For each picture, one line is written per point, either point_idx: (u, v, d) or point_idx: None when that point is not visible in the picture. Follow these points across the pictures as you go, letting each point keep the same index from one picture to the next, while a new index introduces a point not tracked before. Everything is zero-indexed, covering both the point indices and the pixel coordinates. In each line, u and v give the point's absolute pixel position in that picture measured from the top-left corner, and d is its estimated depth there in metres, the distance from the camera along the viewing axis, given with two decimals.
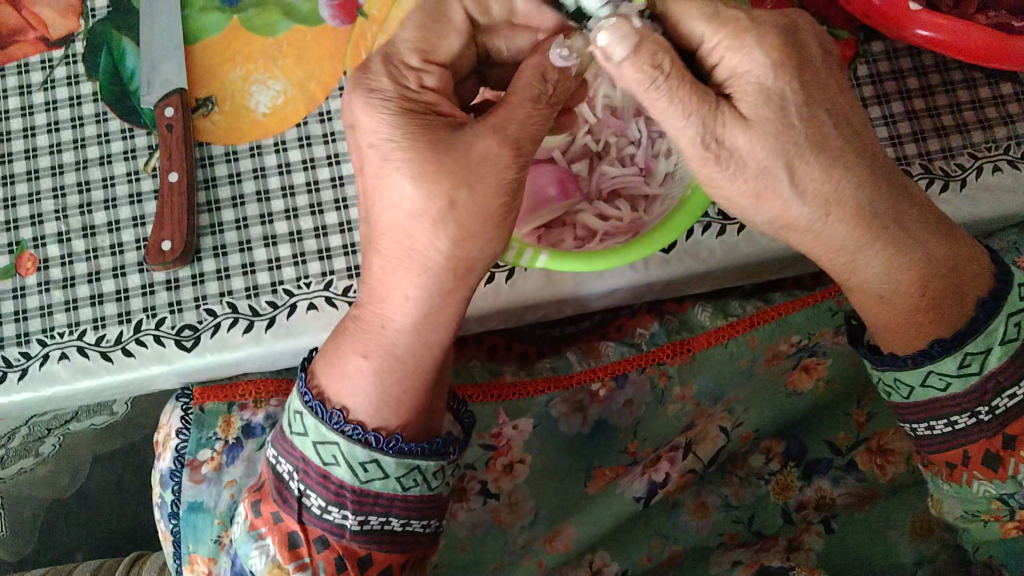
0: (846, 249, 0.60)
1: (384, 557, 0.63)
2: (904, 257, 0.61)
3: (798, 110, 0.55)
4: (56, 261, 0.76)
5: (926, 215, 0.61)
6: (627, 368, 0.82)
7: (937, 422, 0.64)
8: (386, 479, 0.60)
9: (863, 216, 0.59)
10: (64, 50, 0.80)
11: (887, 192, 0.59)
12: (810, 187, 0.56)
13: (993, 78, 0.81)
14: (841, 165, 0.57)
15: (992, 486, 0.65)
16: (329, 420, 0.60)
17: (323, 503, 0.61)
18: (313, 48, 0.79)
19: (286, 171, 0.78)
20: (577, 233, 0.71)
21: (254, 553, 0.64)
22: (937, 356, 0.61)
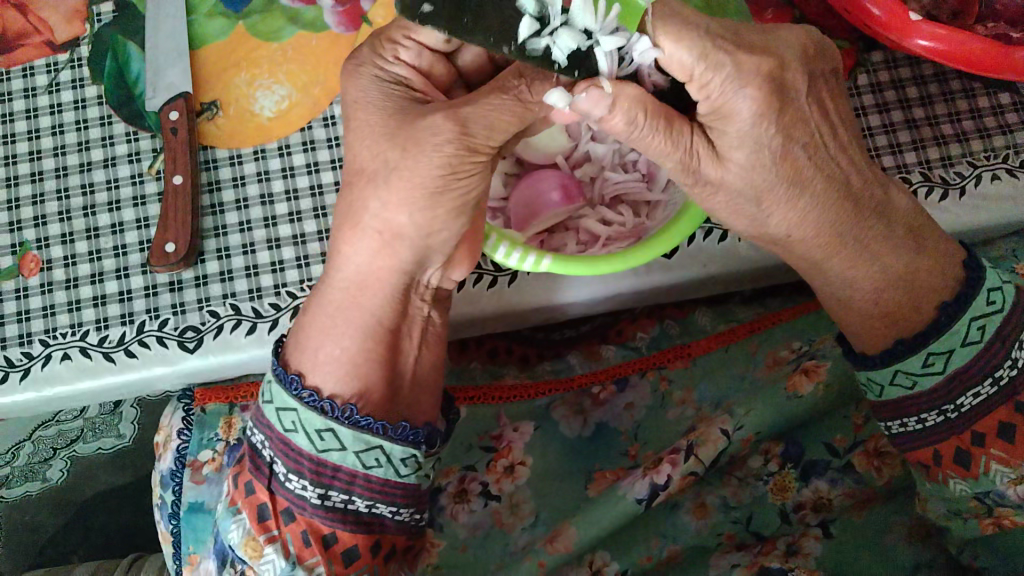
0: (807, 258, 0.66)
1: (349, 538, 0.61)
2: (865, 266, 0.64)
3: (778, 153, 0.58)
4: (59, 262, 0.76)
5: (893, 228, 0.64)
6: (627, 371, 0.85)
7: (908, 419, 0.65)
8: (344, 450, 0.60)
9: (817, 231, 0.63)
10: (69, 54, 0.81)
11: (850, 213, 0.63)
12: (777, 213, 0.62)
13: (992, 88, 0.82)
14: (804, 191, 0.61)
15: (965, 485, 0.66)
16: (289, 387, 0.61)
17: (286, 472, 0.61)
18: (318, 53, 0.80)
19: (289, 174, 0.78)
20: (579, 239, 0.72)
21: (232, 527, 0.64)
22: (902, 354, 0.64)
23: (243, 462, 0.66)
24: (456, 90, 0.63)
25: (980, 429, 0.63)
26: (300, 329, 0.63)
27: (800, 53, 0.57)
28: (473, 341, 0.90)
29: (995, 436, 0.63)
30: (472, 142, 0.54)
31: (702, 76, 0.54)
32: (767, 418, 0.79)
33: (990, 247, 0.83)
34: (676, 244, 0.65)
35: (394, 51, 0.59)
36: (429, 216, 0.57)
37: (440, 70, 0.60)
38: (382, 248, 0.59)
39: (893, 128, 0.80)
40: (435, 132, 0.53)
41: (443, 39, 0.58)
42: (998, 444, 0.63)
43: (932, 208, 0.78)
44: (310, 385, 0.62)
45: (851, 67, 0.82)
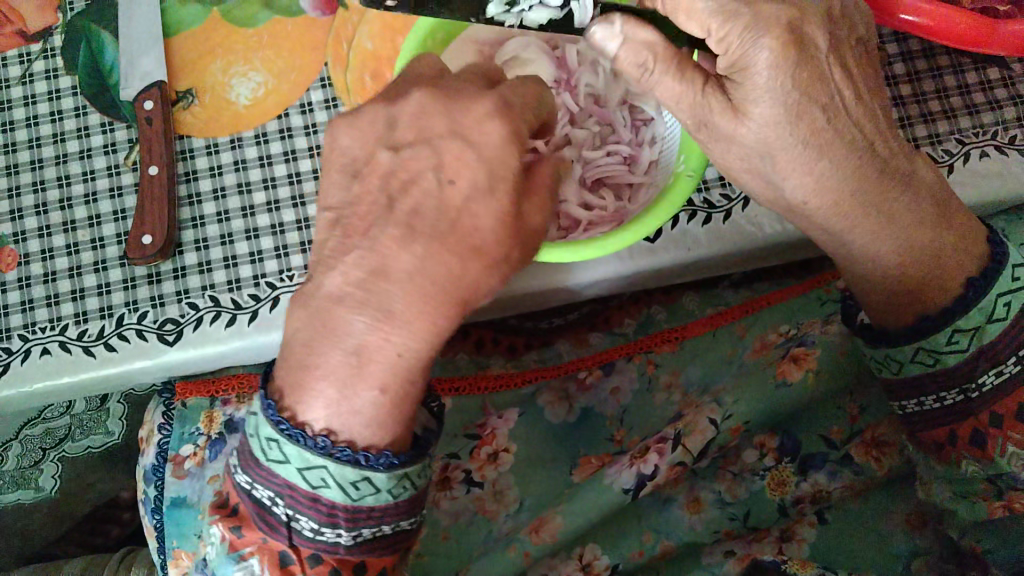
0: (828, 227, 0.63)
1: (377, 561, 0.62)
2: (888, 236, 0.62)
3: (794, 104, 0.55)
4: (37, 256, 0.76)
5: (916, 199, 0.62)
6: (614, 355, 0.85)
7: (927, 397, 0.66)
8: (379, 493, 0.57)
9: (845, 202, 0.61)
10: (42, 44, 0.80)
11: (875, 182, 0.60)
12: (795, 178, 0.59)
13: (980, 63, 0.80)
14: (822, 158, 0.58)
15: (979, 467, 0.66)
16: (313, 447, 0.56)
17: (315, 525, 0.58)
18: (294, 39, 0.78)
19: (266, 162, 0.77)
20: (560, 225, 0.70)
21: (237, 574, 0.63)
22: (926, 332, 0.64)
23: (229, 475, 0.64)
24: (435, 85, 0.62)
25: (1001, 409, 0.64)
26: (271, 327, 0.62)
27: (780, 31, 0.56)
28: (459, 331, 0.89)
29: (1015, 417, 0.63)
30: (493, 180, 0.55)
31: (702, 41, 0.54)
32: (755, 405, 0.78)
33: None
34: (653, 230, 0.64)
35: None
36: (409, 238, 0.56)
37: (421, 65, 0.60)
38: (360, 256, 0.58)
39: None
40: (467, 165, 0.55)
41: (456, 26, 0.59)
42: (1016, 426, 0.63)
43: None
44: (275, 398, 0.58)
45: None
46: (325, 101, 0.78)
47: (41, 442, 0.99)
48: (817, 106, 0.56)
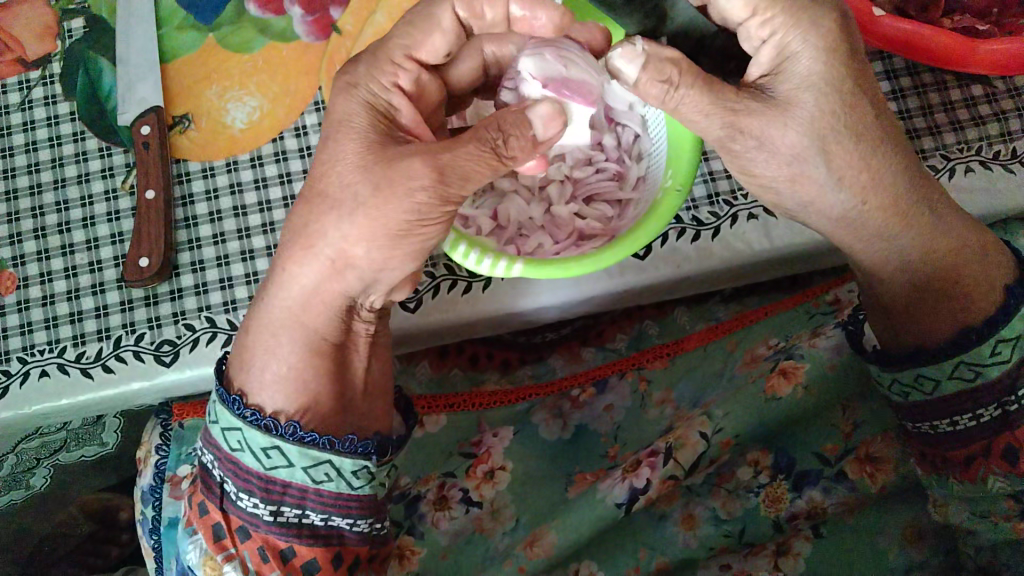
0: (881, 235, 0.65)
1: (307, 552, 0.63)
2: (934, 242, 0.65)
3: (847, 94, 0.57)
4: (36, 279, 0.77)
5: (952, 206, 0.66)
6: (607, 372, 0.86)
7: (961, 416, 0.66)
8: (291, 467, 0.61)
9: (896, 204, 0.63)
10: (41, 71, 0.81)
11: (927, 186, 0.64)
12: (847, 176, 0.60)
13: (963, 81, 0.82)
14: (880, 155, 0.60)
15: (1007, 482, 0.66)
16: (231, 406, 0.63)
17: (236, 491, 0.62)
18: (289, 65, 0.80)
19: (262, 185, 0.78)
20: (555, 239, 0.71)
21: (190, 548, 0.66)
22: (973, 343, 0.64)
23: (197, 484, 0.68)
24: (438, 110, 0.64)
25: None
26: (262, 349, 0.64)
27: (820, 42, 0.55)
28: (453, 347, 0.90)
29: None
30: (447, 192, 0.54)
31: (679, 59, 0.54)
32: (746, 419, 0.78)
33: None
34: (652, 237, 0.64)
35: (392, 74, 0.59)
36: (383, 250, 0.58)
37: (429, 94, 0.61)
38: (332, 276, 0.60)
39: None
40: (412, 176, 0.54)
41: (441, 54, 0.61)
42: None
43: None
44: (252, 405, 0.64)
45: None
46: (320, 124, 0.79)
47: (36, 452, 0.98)
48: (866, 100, 0.58)
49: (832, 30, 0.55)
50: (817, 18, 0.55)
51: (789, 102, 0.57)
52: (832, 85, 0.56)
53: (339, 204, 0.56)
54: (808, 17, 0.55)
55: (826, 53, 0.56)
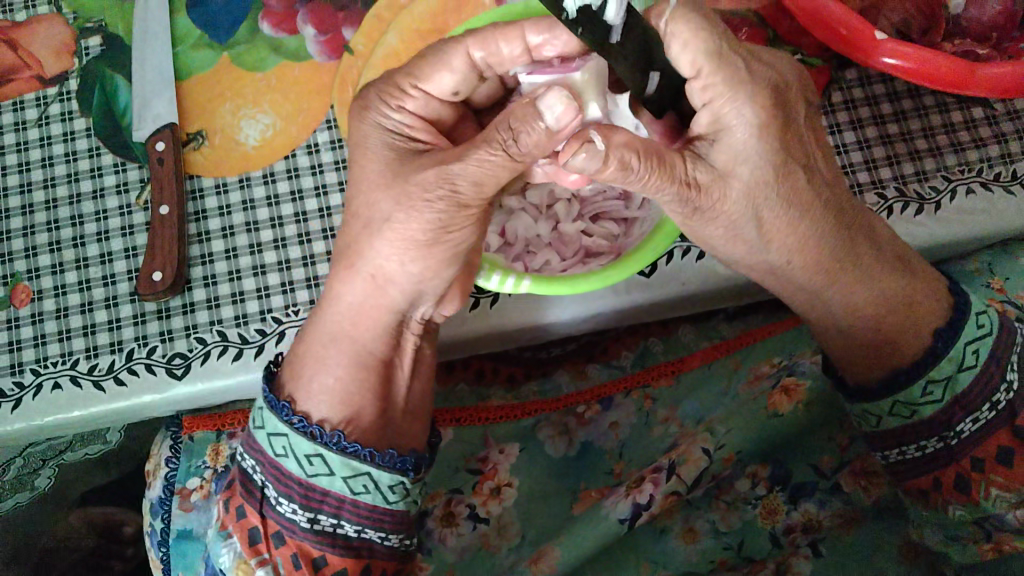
0: (810, 289, 0.66)
1: (339, 562, 0.64)
2: (865, 295, 0.66)
3: (780, 165, 0.58)
4: (50, 292, 0.78)
5: (885, 255, 0.66)
6: (613, 390, 0.87)
7: (908, 447, 0.68)
8: (332, 475, 0.62)
9: (823, 263, 0.64)
10: (58, 88, 0.83)
11: (851, 242, 0.64)
12: (776, 239, 0.62)
13: (965, 103, 0.83)
14: (805, 217, 0.62)
15: (965, 511, 0.68)
16: (279, 412, 0.64)
17: (277, 495, 0.64)
18: (302, 83, 0.81)
19: (274, 202, 0.80)
20: (562, 256, 0.72)
21: (223, 552, 0.66)
22: (904, 383, 0.65)
23: (234, 486, 0.68)
24: (467, 124, 0.67)
25: (980, 454, 0.66)
26: (313, 358, 0.66)
27: (761, 99, 0.55)
28: (459, 361, 0.90)
29: (994, 460, 0.66)
30: (461, 200, 0.57)
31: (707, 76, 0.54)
32: (746, 434, 0.81)
33: (966, 260, 0.84)
34: (650, 259, 0.66)
35: (399, 98, 0.61)
36: (416, 261, 0.61)
37: (446, 114, 0.63)
38: (374, 291, 0.64)
39: (868, 144, 0.82)
40: (429, 190, 0.57)
41: (453, 91, 0.61)
42: (997, 469, 0.66)
43: (907, 223, 0.80)
44: (299, 412, 0.65)
45: (825, 85, 0.83)
46: (330, 142, 0.81)
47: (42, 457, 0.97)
48: (791, 168, 0.59)
49: (766, 104, 0.56)
50: (755, 95, 0.55)
51: (723, 170, 0.58)
52: (763, 155, 0.57)
53: (370, 222, 0.61)
54: (743, 94, 0.55)
55: (762, 130, 0.56)
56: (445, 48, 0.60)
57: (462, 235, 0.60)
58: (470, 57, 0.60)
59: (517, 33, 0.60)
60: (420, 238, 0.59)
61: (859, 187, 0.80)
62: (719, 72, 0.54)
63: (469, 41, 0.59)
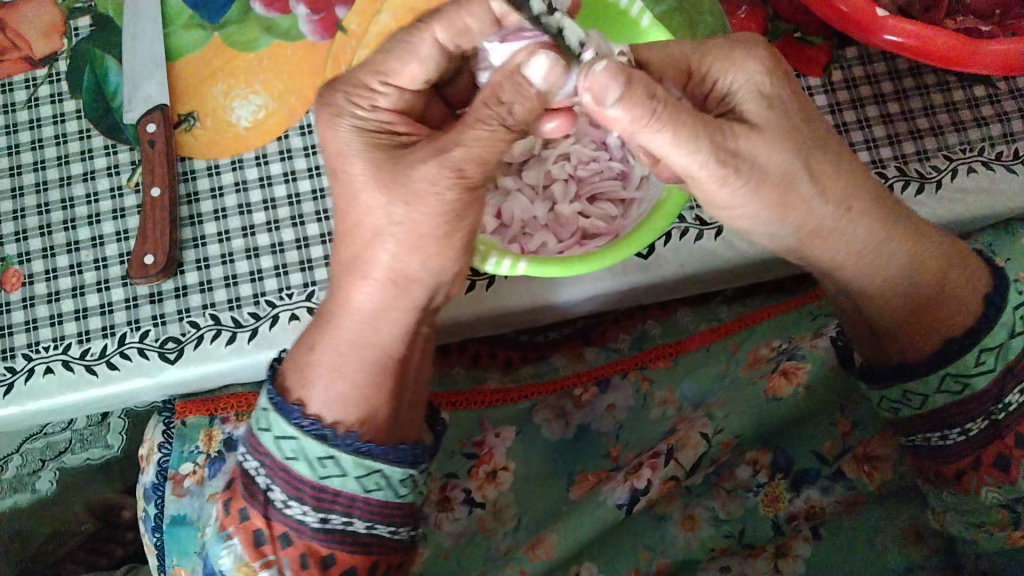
0: (868, 249, 0.65)
1: (348, 559, 0.64)
2: (919, 255, 0.66)
3: (803, 111, 0.60)
4: (41, 276, 0.77)
5: (919, 217, 0.68)
6: (610, 371, 0.86)
7: (950, 431, 0.67)
8: (344, 476, 0.61)
9: (880, 217, 0.64)
10: (47, 69, 0.81)
11: (887, 205, 0.65)
12: (826, 197, 0.62)
13: (966, 81, 0.82)
14: (848, 165, 0.63)
15: (999, 493, 0.68)
16: (288, 415, 0.63)
17: (284, 498, 0.63)
18: (294, 63, 0.80)
19: (267, 184, 0.79)
20: (559, 237, 0.71)
21: (224, 553, 0.66)
22: (957, 352, 0.65)
23: (235, 486, 0.67)
24: (433, 105, 0.66)
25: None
26: (327, 367, 0.65)
27: (764, 56, 0.59)
28: (455, 346, 0.88)
29: None
30: (471, 183, 0.56)
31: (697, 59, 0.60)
32: (745, 418, 0.80)
33: (966, 240, 0.83)
34: (673, 217, 0.65)
35: (370, 98, 0.60)
36: (408, 253, 0.60)
37: (417, 102, 0.62)
38: (359, 280, 0.62)
39: (869, 123, 0.81)
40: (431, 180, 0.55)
41: (420, 80, 0.60)
42: None
43: (909, 202, 0.79)
44: (310, 414, 0.64)
45: (825, 64, 0.82)
46: None
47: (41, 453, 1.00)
48: (816, 125, 0.61)
49: (768, 60, 0.59)
50: (756, 55, 0.59)
51: (761, 123, 0.59)
52: (785, 104, 0.60)
53: (375, 226, 0.59)
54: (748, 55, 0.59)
55: (773, 78, 0.59)
56: (407, 39, 0.58)
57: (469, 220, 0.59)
58: (437, 42, 0.58)
59: (483, 6, 0.58)
60: (435, 233, 0.58)
61: None
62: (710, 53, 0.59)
63: (434, 26, 0.57)
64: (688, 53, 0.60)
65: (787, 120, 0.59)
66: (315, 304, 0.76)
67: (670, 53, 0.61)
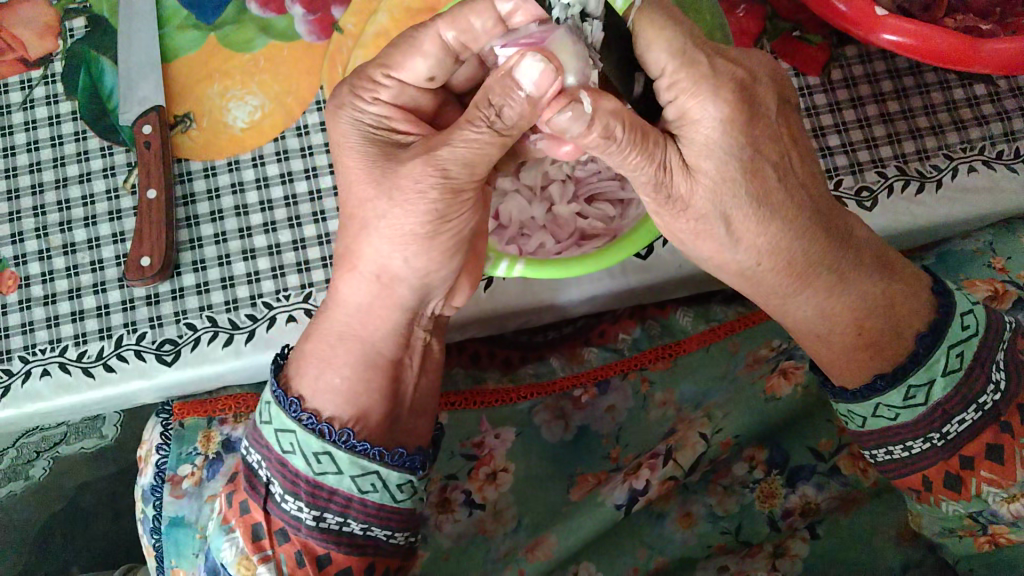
0: (779, 292, 0.64)
1: (344, 559, 0.64)
2: (840, 300, 0.63)
3: (747, 162, 0.57)
4: (38, 278, 0.77)
5: (860, 255, 0.63)
6: (610, 372, 0.85)
7: (895, 446, 0.64)
8: (340, 474, 0.61)
9: (794, 266, 0.62)
10: (43, 70, 0.81)
11: (812, 255, 0.62)
12: (748, 239, 0.60)
13: (966, 79, 0.81)
14: (774, 215, 0.59)
15: (959, 507, 0.65)
16: (288, 408, 0.62)
17: (282, 492, 0.63)
18: (291, 63, 0.79)
19: (264, 184, 0.78)
20: (557, 238, 0.71)
21: (225, 546, 0.66)
22: (881, 390, 0.62)
23: (237, 480, 0.68)
24: (451, 107, 0.65)
25: (969, 453, 0.62)
26: (318, 358, 0.65)
27: (728, 92, 0.55)
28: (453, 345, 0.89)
29: (984, 457, 0.62)
30: (456, 184, 0.55)
31: (673, 76, 0.54)
32: (745, 418, 0.80)
33: (967, 239, 0.83)
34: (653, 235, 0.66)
35: (372, 90, 0.60)
36: (418, 256, 0.60)
37: (426, 101, 0.62)
38: (382, 291, 0.63)
39: (868, 122, 0.80)
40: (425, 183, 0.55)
41: (426, 77, 0.60)
42: (988, 465, 0.62)
43: (908, 201, 0.79)
44: (309, 408, 0.64)
45: (824, 62, 0.81)
46: (321, 123, 0.79)
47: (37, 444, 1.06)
48: (758, 169, 0.57)
49: (727, 100, 0.55)
50: (719, 93, 0.54)
51: (693, 165, 0.57)
52: (727, 155, 0.56)
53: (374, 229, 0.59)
54: (712, 88, 0.54)
55: (726, 125, 0.55)
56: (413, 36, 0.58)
57: (460, 221, 0.59)
58: (441, 38, 0.57)
59: (488, 5, 0.56)
60: (418, 232, 0.58)
61: (859, 166, 0.79)
62: (684, 70, 0.54)
63: (439, 23, 0.57)
64: (665, 64, 0.54)
65: (717, 169, 0.57)
66: (312, 305, 0.76)
67: (652, 62, 0.54)
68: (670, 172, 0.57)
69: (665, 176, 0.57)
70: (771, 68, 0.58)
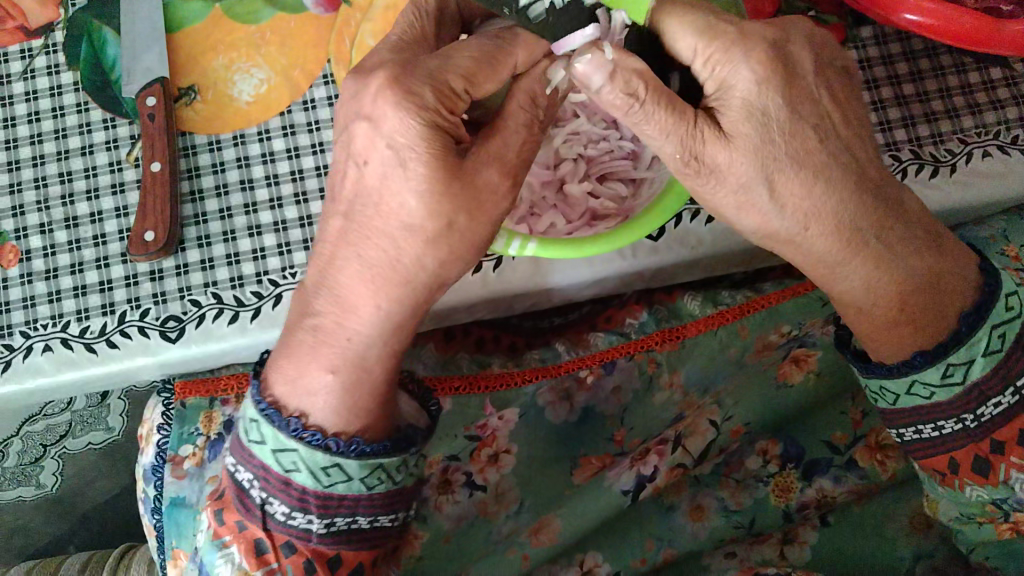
0: (827, 261, 0.62)
1: (353, 555, 0.64)
2: (888, 271, 0.62)
3: (783, 123, 0.56)
4: (39, 253, 0.76)
5: (910, 228, 0.62)
6: (615, 355, 0.80)
7: (925, 426, 0.65)
8: (349, 480, 0.61)
9: (841, 232, 0.60)
10: (42, 40, 0.79)
11: (863, 217, 0.60)
12: (792, 202, 0.58)
13: (983, 63, 0.81)
14: (820, 177, 0.57)
15: (984, 491, 0.66)
16: (285, 428, 0.60)
17: (287, 509, 0.61)
18: (297, 36, 0.78)
19: (269, 159, 0.77)
20: (568, 219, 0.70)
21: (220, 561, 0.65)
22: (919, 366, 0.62)
23: (224, 496, 0.65)
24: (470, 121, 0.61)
25: (1000, 437, 0.63)
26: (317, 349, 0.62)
27: (761, 49, 0.55)
28: (459, 329, 0.85)
29: (1015, 442, 0.63)
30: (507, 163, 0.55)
31: (709, 51, 0.55)
32: (755, 410, 0.84)
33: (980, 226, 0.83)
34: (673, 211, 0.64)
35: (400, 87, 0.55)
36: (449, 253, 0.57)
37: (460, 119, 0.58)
38: None
39: (883, 105, 0.79)
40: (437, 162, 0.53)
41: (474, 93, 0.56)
42: (1017, 450, 0.63)
43: (922, 185, 0.77)
44: (311, 426, 0.62)
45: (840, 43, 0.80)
46: (328, 98, 0.78)
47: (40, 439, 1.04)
48: (798, 131, 0.56)
49: (762, 61, 0.55)
50: (752, 53, 0.55)
51: (728, 133, 0.55)
52: (765, 116, 0.55)
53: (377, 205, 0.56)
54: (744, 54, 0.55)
55: (764, 87, 0.55)
56: None
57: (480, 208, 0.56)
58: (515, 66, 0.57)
59: None
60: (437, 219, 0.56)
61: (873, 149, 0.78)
62: (715, 41, 0.55)
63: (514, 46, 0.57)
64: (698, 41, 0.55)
65: (761, 132, 0.55)
66: None
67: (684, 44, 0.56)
68: (703, 139, 0.56)
69: (695, 146, 0.56)
70: (806, 32, 0.58)
